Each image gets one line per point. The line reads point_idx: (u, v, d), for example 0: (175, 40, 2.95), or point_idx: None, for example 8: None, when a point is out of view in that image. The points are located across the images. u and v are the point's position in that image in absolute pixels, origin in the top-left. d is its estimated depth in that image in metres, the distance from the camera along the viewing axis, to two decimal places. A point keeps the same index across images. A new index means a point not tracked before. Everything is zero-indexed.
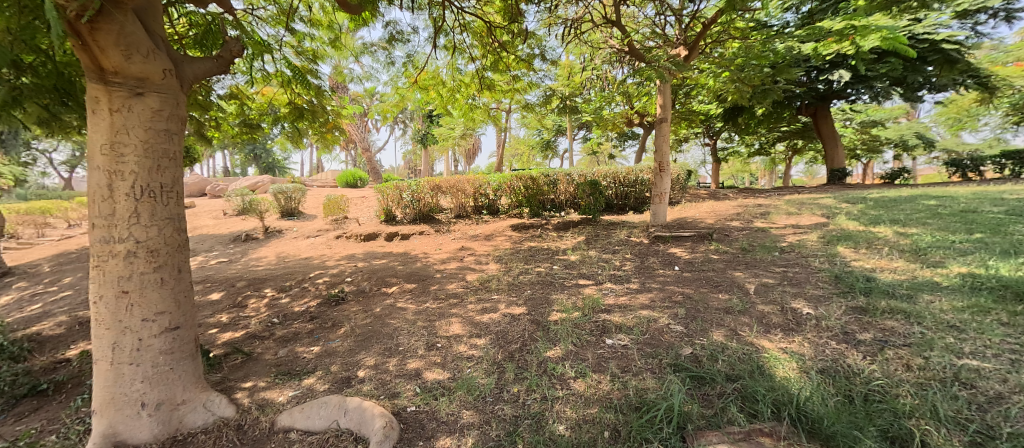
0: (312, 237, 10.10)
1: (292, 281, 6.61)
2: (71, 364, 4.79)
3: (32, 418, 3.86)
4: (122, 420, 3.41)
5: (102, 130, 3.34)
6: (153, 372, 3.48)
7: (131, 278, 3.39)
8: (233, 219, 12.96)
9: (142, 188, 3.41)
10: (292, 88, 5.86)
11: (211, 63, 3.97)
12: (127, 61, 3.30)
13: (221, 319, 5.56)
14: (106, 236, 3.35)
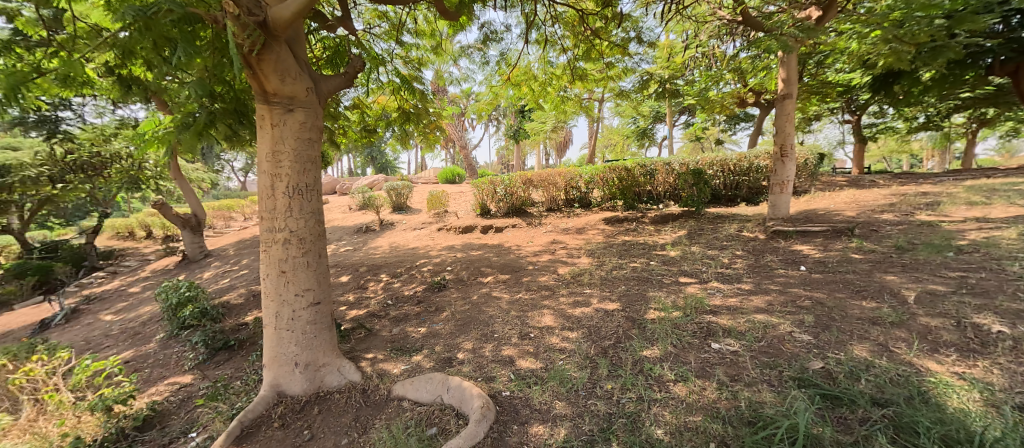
0: (417, 229, 10.83)
1: (402, 268, 7.12)
2: (249, 326, 5.84)
3: (225, 365, 5.00)
4: (283, 375, 4.03)
5: (266, 141, 3.89)
6: (303, 338, 4.02)
7: (287, 261, 3.92)
8: (356, 213, 14.36)
9: (294, 188, 3.91)
10: (402, 94, 6.27)
11: (342, 77, 4.42)
12: (282, 85, 3.75)
13: (348, 297, 6.24)
14: (270, 227, 3.92)
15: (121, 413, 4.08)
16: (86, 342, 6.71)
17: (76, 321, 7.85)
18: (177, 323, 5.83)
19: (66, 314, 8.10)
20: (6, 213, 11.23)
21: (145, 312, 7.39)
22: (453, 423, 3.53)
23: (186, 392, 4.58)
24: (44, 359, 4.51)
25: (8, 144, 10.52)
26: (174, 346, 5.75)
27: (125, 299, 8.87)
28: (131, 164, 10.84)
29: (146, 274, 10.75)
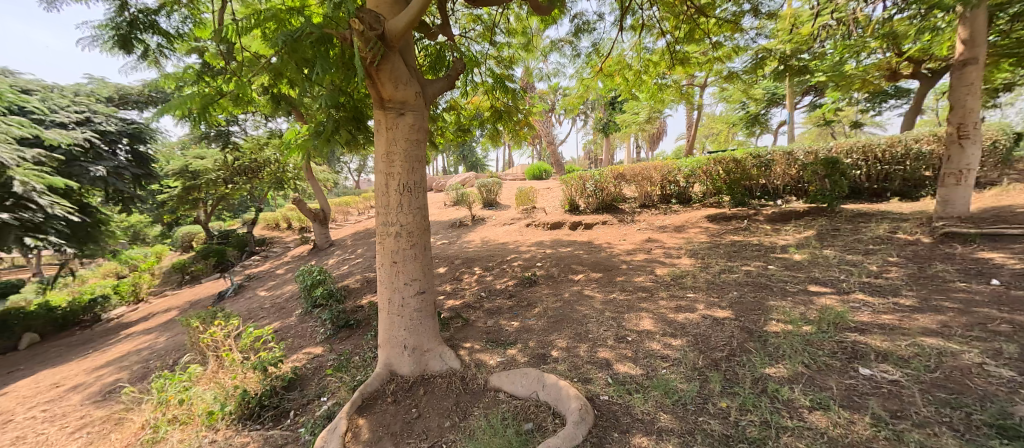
0: (506, 225, 11.02)
1: (494, 262, 7.26)
2: (364, 308, 6.45)
3: (347, 342, 5.70)
4: (394, 356, 4.34)
5: (382, 143, 4.22)
6: (411, 323, 4.30)
7: (399, 252, 4.22)
8: (450, 209, 15.04)
9: (404, 185, 4.20)
10: (494, 94, 6.43)
11: (445, 79, 4.66)
12: (396, 91, 4.04)
13: (445, 287, 6.55)
14: (385, 221, 4.25)
15: (275, 374, 4.84)
16: (249, 311, 7.91)
17: (241, 294, 9.33)
18: (311, 301, 6.69)
19: (236, 287, 9.71)
20: (193, 206, 13.94)
21: (288, 290, 8.54)
22: (550, 421, 3.53)
23: (318, 363, 5.29)
24: (220, 323, 5.44)
25: (196, 154, 12.80)
26: (310, 320, 6.60)
27: (273, 277, 10.27)
28: (278, 168, 12.42)
29: (289, 258, 12.34)
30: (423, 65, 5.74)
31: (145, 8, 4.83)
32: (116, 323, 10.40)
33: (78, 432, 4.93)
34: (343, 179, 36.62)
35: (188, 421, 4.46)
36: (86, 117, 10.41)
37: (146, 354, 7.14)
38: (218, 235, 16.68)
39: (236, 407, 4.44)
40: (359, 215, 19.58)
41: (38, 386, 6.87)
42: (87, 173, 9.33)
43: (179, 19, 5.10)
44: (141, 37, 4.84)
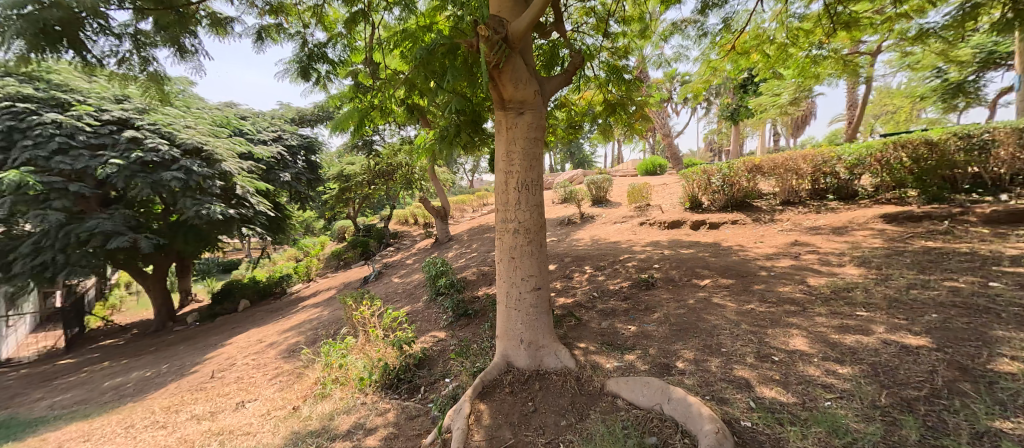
0: (617, 224, 10.53)
1: (605, 262, 6.97)
2: (482, 300, 6.72)
3: (466, 329, 6.08)
4: (511, 349, 4.39)
5: (502, 142, 4.32)
6: (527, 319, 4.31)
7: (517, 248, 4.27)
8: (559, 206, 14.92)
9: (522, 183, 4.26)
10: (607, 89, 6.18)
11: (562, 77, 4.65)
12: (516, 91, 4.11)
13: (556, 284, 6.47)
14: (504, 218, 4.34)
15: (408, 350, 5.58)
16: (386, 294, 8.79)
17: (381, 279, 10.41)
18: (434, 290, 7.25)
19: (377, 273, 10.85)
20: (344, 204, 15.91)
21: (418, 277, 9.30)
22: (676, 438, 3.26)
23: (441, 345, 5.88)
24: (365, 304, 6.46)
25: (348, 161, 14.54)
26: (434, 307, 7.11)
27: (404, 266, 11.23)
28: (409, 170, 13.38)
29: (416, 250, 13.43)
30: (539, 60, 5.61)
31: (318, 42, 5.66)
32: (294, 296, 12.49)
33: (272, 380, 6.27)
34: (463, 175, 38.68)
35: (345, 382, 5.40)
36: (278, 134, 13.01)
37: (315, 324, 8.48)
38: (360, 229, 18.87)
39: (380, 375, 5.18)
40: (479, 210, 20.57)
41: (249, 341, 8.67)
42: (279, 178, 11.77)
43: (340, 49, 5.85)
44: (315, 66, 5.71)
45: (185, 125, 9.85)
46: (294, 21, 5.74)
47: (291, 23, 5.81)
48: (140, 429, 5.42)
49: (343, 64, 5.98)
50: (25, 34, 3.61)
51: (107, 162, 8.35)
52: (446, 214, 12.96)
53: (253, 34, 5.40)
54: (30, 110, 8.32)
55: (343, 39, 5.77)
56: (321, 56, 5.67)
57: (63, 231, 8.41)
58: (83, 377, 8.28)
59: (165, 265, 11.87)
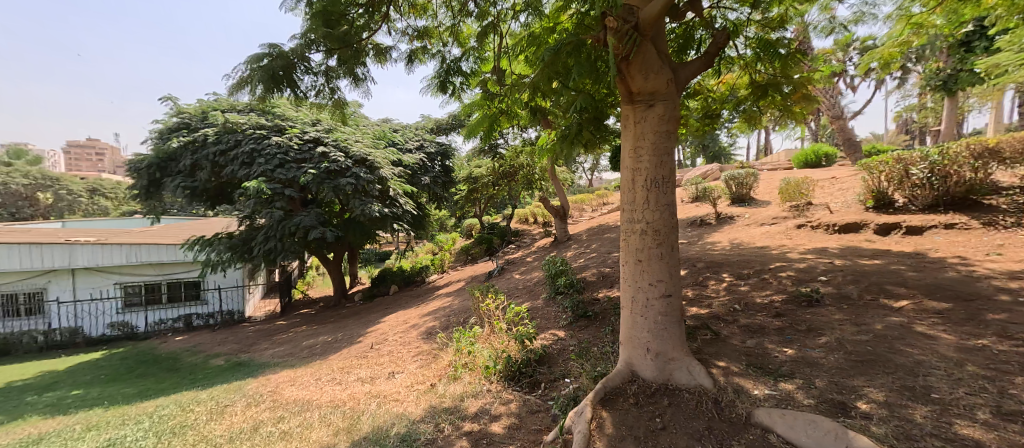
0: (766, 226, 9.23)
1: (750, 270, 6.08)
2: (602, 302, 6.36)
3: (585, 332, 5.82)
4: (636, 358, 4.03)
5: (628, 138, 4.02)
6: (655, 327, 3.91)
7: (644, 250, 3.91)
8: (689, 206, 13.66)
9: (651, 180, 3.88)
10: (757, 66, 5.28)
11: (699, 63, 4.18)
12: (645, 82, 3.79)
13: (687, 292, 5.84)
14: (629, 217, 4.01)
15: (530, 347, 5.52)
16: (508, 290, 8.94)
17: (504, 274, 10.65)
18: (553, 288, 7.17)
19: (500, 269, 11.13)
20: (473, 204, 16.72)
21: (538, 274, 9.28)
22: None
23: (562, 344, 5.76)
24: (491, 298, 6.72)
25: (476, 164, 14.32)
26: (552, 305, 7.00)
27: (526, 263, 11.30)
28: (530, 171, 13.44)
29: (536, 248, 13.53)
30: (670, 45, 5.10)
31: (453, 58, 6.10)
32: (432, 284, 13.52)
33: (414, 357, 6.95)
34: (586, 171, 38.04)
35: (474, 367, 5.65)
36: (420, 143, 14.07)
37: (445, 312, 9.02)
38: (486, 227, 19.73)
39: (504, 366, 5.26)
40: (601, 208, 20.03)
41: (396, 321, 9.65)
42: (422, 182, 12.74)
43: (473, 62, 6.20)
44: (452, 80, 6.23)
45: (356, 140, 11.37)
46: (437, 42, 6.14)
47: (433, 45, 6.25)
48: (321, 384, 6.44)
49: (474, 75, 6.31)
50: (263, 77, 4.39)
51: (308, 173, 10.09)
52: (565, 213, 12.82)
53: (405, 57, 5.85)
54: (262, 135, 10.56)
55: (475, 52, 6.10)
56: (457, 71, 6.13)
57: (281, 224, 10.19)
58: (295, 335, 10.54)
59: (341, 253, 13.30)
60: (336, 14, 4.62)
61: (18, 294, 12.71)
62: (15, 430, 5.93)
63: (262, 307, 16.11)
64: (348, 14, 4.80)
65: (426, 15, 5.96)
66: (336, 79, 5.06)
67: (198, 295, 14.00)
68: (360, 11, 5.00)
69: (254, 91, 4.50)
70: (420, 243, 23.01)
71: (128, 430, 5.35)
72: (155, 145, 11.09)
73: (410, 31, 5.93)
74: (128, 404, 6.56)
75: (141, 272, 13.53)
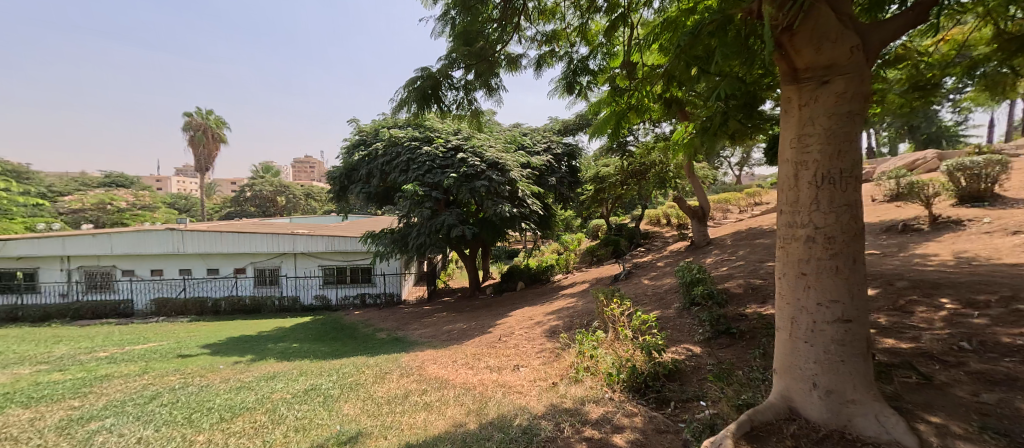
0: (1020, 236, 6.90)
1: (991, 297, 4.54)
2: (752, 319, 5.41)
3: (729, 351, 4.99)
4: (797, 391, 3.22)
5: (791, 126, 3.23)
6: (825, 358, 3.06)
7: (810, 262, 3.09)
8: (888, 207, 11.12)
9: (824, 176, 3.04)
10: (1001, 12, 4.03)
11: (899, 23, 3.17)
12: (817, 54, 2.99)
13: (880, 320, 4.63)
14: (790, 221, 3.22)
15: (659, 360, 4.87)
16: (635, 295, 8.24)
17: (632, 279, 9.91)
18: (688, 298, 6.35)
19: (628, 271, 10.43)
20: (603, 204, 16.13)
21: (670, 282, 8.39)
22: None
23: (698, 361, 5.02)
24: (616, 303, 6.19)
25: (603, 163, 13.74)
26: (685, 317, 6.20)
27: (657, 268, 10.36)
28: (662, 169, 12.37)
29: (669, 252, 12.42)
30: (854, 7, 4.12)
31: (581, 56, 5.67)
32: (558, 283, 13.29)
33: (538, 353, 6.81)
34: (732, 168, 34.13)
35: (596, 372, 5.27)
36: (548, 145, 13.46)
37: (569, 312, 8.72)
38: (616, 227, 18.91)
39: (628, 375, 4.75)
40: (748, 210, 17.69)
41: (522, 316, 9.66)
42: (548, 183, 12.44)
43: (601, 58, 5.75)
44: (580, 81, 5.80)
45: (490, 145, 11.61)
46: (564, 44, 5.76)
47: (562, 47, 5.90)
48: (456, 365, 6.70)
49: (603, 72, 5.80)
50: (415, 96, 4.49)
51: (449, 176, 10.72)
52: (706, 215, 11.46)
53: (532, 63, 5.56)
54: (416, 146, 11.56)
55: (605, 48, 5.61)
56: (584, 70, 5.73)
57: (430, 221, 11.05)
58: (439, 319, 11.38)
59: (474, 249, 13.76)
60: (473, 31, 4.60)
61: (263, 270, 15.72)
62: (260, 368, 7.64)
63: (414, 292, 17.56)
64: (484, 30, 4.75)
65: (555, 18, 5.66)
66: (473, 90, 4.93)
67: (369, 278, 15.82)
68: (497, 25, 4.85)
69: (410, 111, 4.67)
70: (547, 243, 23.07)
71: (322, 381, 6.43)
72: (343, 160, 12.95)
73: (540, 35, 5.65)
74: (325, 360, 7.96)
75: (331, 258, 15.78)
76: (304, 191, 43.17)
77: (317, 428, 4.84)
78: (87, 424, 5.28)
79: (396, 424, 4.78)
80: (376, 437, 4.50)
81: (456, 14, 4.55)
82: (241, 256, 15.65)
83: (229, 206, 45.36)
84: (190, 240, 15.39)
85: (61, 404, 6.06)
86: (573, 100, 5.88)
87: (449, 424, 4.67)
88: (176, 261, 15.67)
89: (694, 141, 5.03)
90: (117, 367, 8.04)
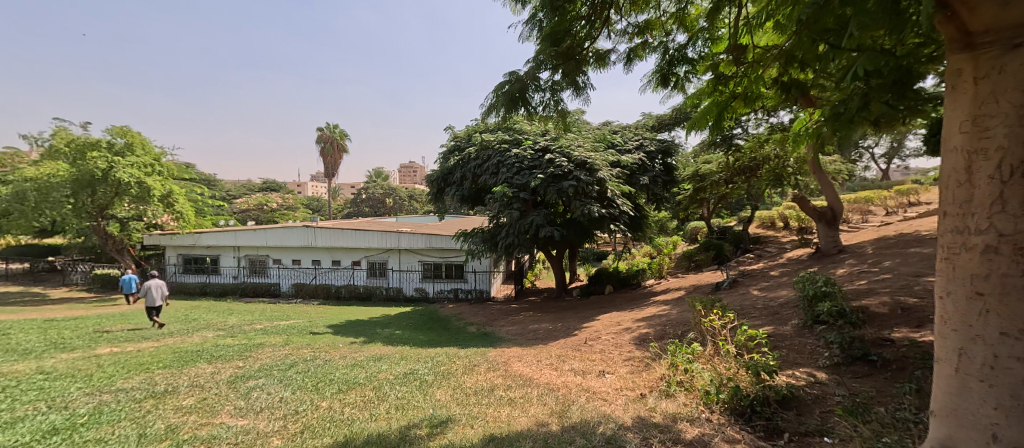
0: None
1: None
2: (901, 346, 4.43)
3: (866, 382, 4.11)
4: (965, 439, 2.33)
5: (960, 107, 2.38)
6: (1012, 402, 2.17)
7: (989, 277, 2.21)
8: None
9: (1015, 168, 2.13)
10: None
11: None
12: (1002, 10, 2.18)
13: None
14: (959, 227, 2.35)
15: (772, 383, 4.06)
16: (739, 308, 7.34)
17: (736, 289, 8.87)
18: (811, 315, 5.43)
19: (732, 280, 9.38)
20: (703, 204, 14.87)
21: (784, 295, 7.31)
22: None
23: (824, 389, 4.18)
24: (717, 313, 5.46)
25: (704, 159, 12.78)
26: (806, 336, 5.32)
27: (770, 278, 9.15)
28: (777, 164, 10.95)
29: (784, 260, 10.99)
30: None
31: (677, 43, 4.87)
32: (650, 289, 12.43)
33: (626, 361, 6.31)
34: (867, 166, 29.53)
35: (691, 388, 4.65)
36: (640, 142, 12.68)
37: (663, 320, 8.03)
38: (720, 231, 17.34)
39: (730, 396, 4.04)
40: (886, 216, 15.10)
41: (610, 321, 9.15)
42: (640, 182, 11.71)
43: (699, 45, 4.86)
44: (675, 70, 4.98)
45: (578, 145, 11.24)
46: (658, 33, 4.98)
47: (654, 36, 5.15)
48: (541, 365, 6.47)
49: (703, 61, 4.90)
50: (503, 101, 4.18)
51: (537, 177, 10.52)
52: (838, 218, 9.94)
53: (623, 57, 4.85)
54: (506, 149, 11.53)
55: (705, 32, 4.72)
56: (681, 60, 4.89)
57: (519, 222, 10.97)
58: (525, 318, 11.26)
59: (561, 250, 13.42)
60: (562, 30, 4.16)
61: (374, 263, 16.92)
62: (371, 349, 8.11)
63: (501, 290, 17.89)
64: (573, 28, 4.26)
65: (648, 5, 4.90)
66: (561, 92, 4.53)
67: (461, 274, 16.26)
68: (584, 22, 4.33)
69: (498, 117, 4.36)
70: (639, 246, 21.94)
71: (420, 366, 6.62)
72: (440, 164, 13.39)
73: (631, 25, 4.96)
74: (423, 348, 8.24)
75: (428, 253, 16.45)
76: (408, 192, 46.03)
77: (412, 408, 4.92)
78: (244, 382, 6.01)
79: (482, 415, 4.67)
80: (462, 426, 4.44)
81: (544, 15, 4.15)
82: (356, 251, 17.02)
83: (345, 205, 50.18)
84: (315, 236, 17.12)
85: (224, 364, 7.01)
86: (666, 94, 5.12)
87: (532, 422, 4.45)
88: (307, 253, 17.52)
89: (821, 131, 4.08)
90: (268, 337, 9.12)
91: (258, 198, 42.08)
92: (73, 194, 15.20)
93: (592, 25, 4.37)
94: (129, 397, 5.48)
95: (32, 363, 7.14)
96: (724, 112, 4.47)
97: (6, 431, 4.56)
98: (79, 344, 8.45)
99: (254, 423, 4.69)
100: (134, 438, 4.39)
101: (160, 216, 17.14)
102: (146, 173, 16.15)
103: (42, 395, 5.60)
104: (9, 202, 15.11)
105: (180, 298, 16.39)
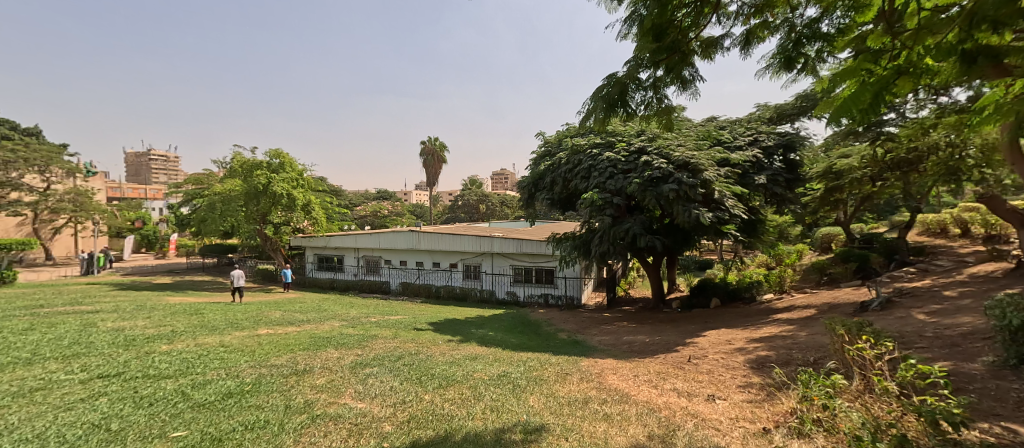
0: None
1: None
2: None
3: None
4: None
5: None
6: None
7: None
8: None
9: None
10: None
11: None
12: None
13: None
14: None
15: (956, 437, 3.12)
16: (899, 336, 6.01)
17: (890, 311, 7.33)
18: (1014, 352, 4.28)
19: (883, 300, 7.78)
20: (837, 208, 12.85)
21: (968, 324, 5.81)
22: None
23: None
24: (867, 340, 4.41)
25: (840, 153, 10.97)
26: (1008, 379, 4.15)
27: (941, 300, 7.40)
28: (952, 154, 8.93)
29: (963, 278, 8.91)
30: None
31: (808, 21, 3.87)
32: (769, 306, 10.86)
33: (741, 388, 5.44)
34: None
35: (833, 430, 3.77)
36: (754, 137, 11.36)
37: (791, 343, 6.90)
38: (862, 240, 14.89)
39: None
40: None
41: (718, 339, 8.16)
42: (754, 182, 10.37)
43: (838, 14, 3.70)
44: (805, 50, 3.93)
45: (680, 144, 10.34)
46: (781, 8, 3.95)
47: (777, 15, 4.10)
48: (638, 381, 5.87)
49: (845, 35, 3.74)
50: (600, 106, 3.78)
51: (633, 181, 9.79)
52: None
53: (739, 42, 4.10)
54: (598, 152, 10.95)
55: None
56: (812, 36, 3.80)
57: (612, 229, 10.28)
58: (619, 328, 10.56)
59: (659, 258, 12.47)
60: (665, 23, 3.57)
61: (469, 265, 17.32)
62: (469, 349, 8.10)
63: (592, 297, 17.08)
64: (674, 18, 3.63)
65: None
66: (664, 88, 3.98)
67: (552, 280, 15.90)
68: (689, 9, 3.62)
69: (594, 124, 3.97)
70: (753, 256, 19.71)
71: (512, 369, 6.39)
72: (531, 170, 13.13)
73: (746, 4, 3.96)
74: (517, 352, 8.04)
75: (518, 258, 16.37)
76: (502, 198, 46.98)
77: (507, 412, 4.69)
78: (363, 369, 6.25)
79: (577, 428, 4.28)
80: (556, 436, 4.10)
81: (644, 8, 3.59)
82: (454, 254, 17.55)
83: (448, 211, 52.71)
84: (418, 239, 17.98)
85: (347, 351, 7.43)
86: (794, 80, 4.11)
87: (632, 443, 3.97)
88: (412, 255, 18.49)
89: None
90: (380, 330, 9.61)
91: (373, 205, 46.02)
92: (244, 204, 17.85)
93: (698, 12, 3.64)
94: (278, 372, 6.02)
95: (217, 337, 8.26)
96: (885, 95, 3.20)
97: (197, 390, 5.23)
98: (247, 324, 9.62)
99: (370, 408, 4.80)
100: (279, 409, 4.72)
101: (302, 222, 19.45)
102: (294, 187, 18.33)
103: (222, 363, 6.39)
104: (204, 211, 18.49)
105: (313, 291, 18.24)
